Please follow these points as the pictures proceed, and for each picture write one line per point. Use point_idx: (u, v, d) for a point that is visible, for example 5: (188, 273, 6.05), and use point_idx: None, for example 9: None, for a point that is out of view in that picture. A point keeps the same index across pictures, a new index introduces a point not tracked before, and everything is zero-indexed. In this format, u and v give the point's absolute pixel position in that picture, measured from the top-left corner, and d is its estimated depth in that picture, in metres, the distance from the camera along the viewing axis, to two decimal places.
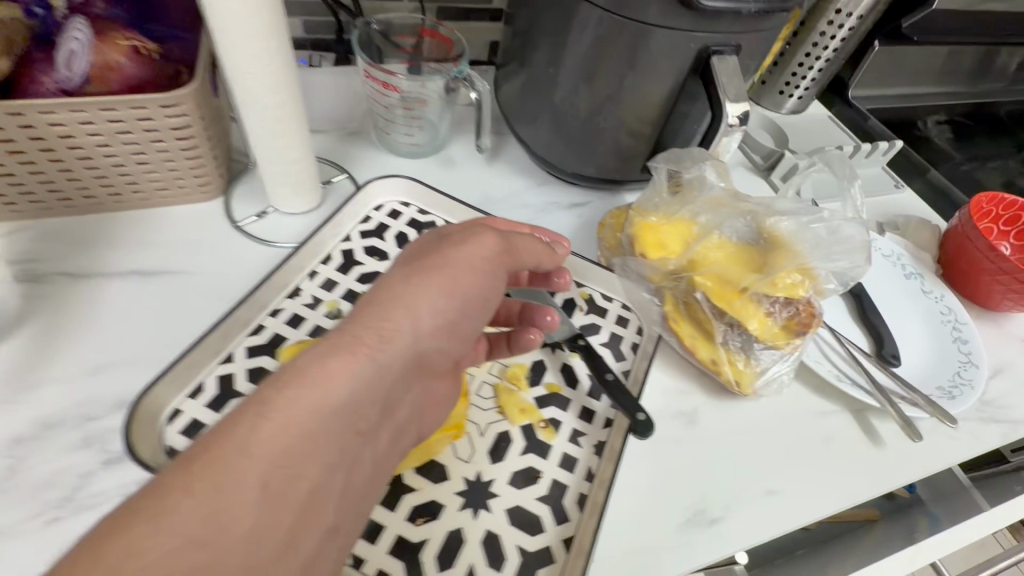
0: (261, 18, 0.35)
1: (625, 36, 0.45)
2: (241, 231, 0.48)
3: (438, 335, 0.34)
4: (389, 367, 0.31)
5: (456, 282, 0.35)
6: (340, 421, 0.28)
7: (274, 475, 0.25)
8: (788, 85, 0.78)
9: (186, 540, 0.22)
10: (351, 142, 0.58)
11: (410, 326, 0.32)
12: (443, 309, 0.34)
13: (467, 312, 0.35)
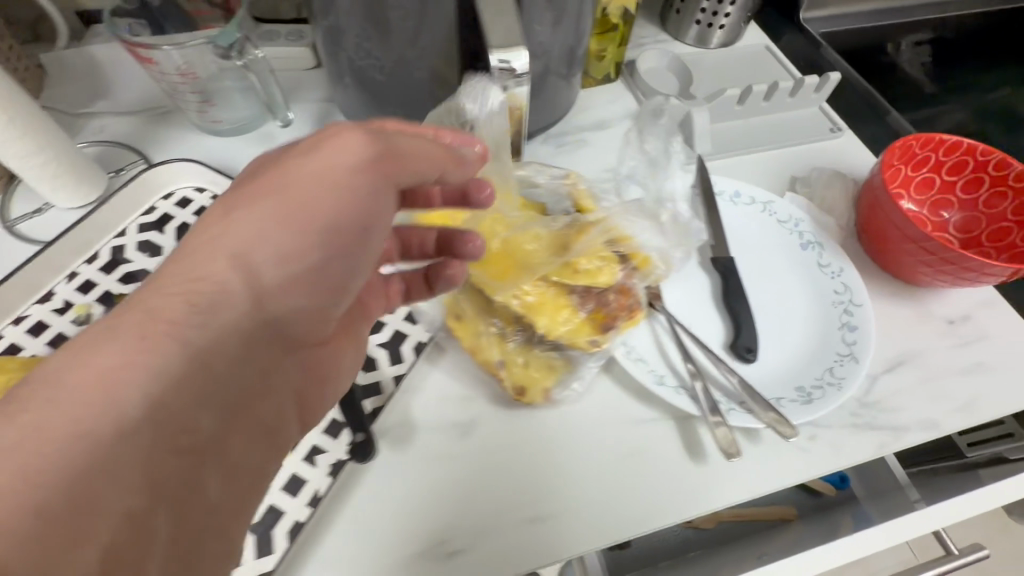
0: None
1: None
2: (11, 230, 0.45)
3: (294, 267, 0.29)
4: (220, 328, 0.27)
5: (274, 227, 0.29)
6: (166, 405, 0.24)
7: (70, 477, 0.21)
8: (704, 13, 0.64)
9: None
10: (160, 120, 0.53)
11: (241, 274, 0.28)
12: (295, 240, 0.29)
13: (344, 264, 0.31)
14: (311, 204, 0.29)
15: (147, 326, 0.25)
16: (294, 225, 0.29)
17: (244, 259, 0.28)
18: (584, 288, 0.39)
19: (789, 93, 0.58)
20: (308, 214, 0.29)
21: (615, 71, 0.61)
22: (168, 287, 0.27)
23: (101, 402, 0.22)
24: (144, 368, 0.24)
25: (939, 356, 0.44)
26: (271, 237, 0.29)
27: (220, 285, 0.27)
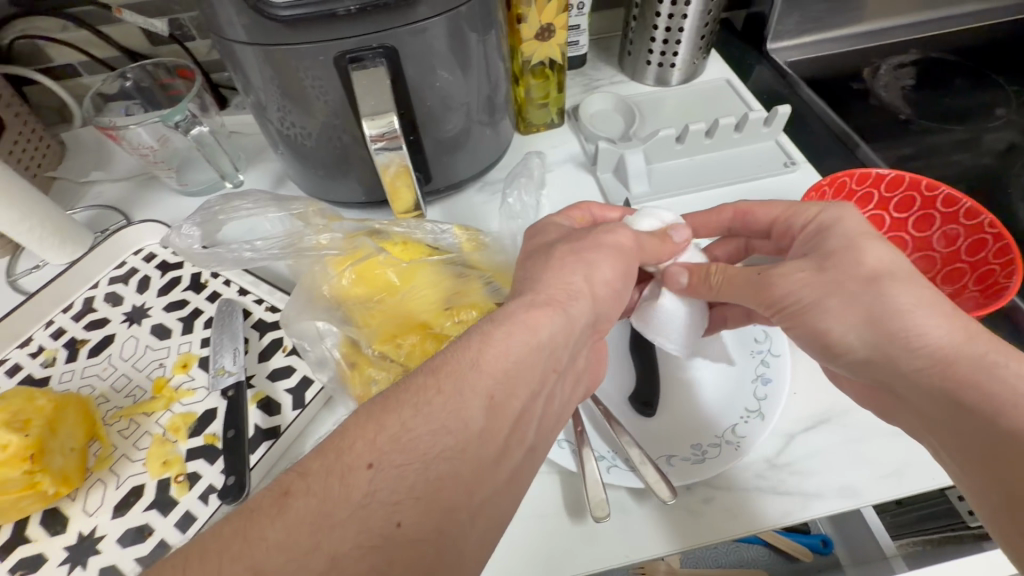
0: None
1: (269, 62, 0.41)
2: (13, 284, 0.54)
3: (518, 374, 0.28)
4: (412, 480, 0.25)
5: (544, 253, 0.36)
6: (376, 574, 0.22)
7: None
8: (653, 53, 0.64)
9: None
10: (145, 187, 0.61)
11: (453, 408, 0.26)
12: (552, 319, 0.31)
13: (562, 289, 0.33)
14: (514, 329, 0.30)
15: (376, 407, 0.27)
16: (564, 281, 0.33)
17: (596, 268, 0.34)
18: None
19: (734, 129, 0.56)
20: (545, 292, 0.32)
21: (559, 116, 0.62)
22: (359, 439, 0.25)
23: (326, 527, 0.23)
24: (352, 503, 0.23)
25: (871, 414, 0.40)
26: (538, 320, 0.30)
27: (516, 342, 0.29)
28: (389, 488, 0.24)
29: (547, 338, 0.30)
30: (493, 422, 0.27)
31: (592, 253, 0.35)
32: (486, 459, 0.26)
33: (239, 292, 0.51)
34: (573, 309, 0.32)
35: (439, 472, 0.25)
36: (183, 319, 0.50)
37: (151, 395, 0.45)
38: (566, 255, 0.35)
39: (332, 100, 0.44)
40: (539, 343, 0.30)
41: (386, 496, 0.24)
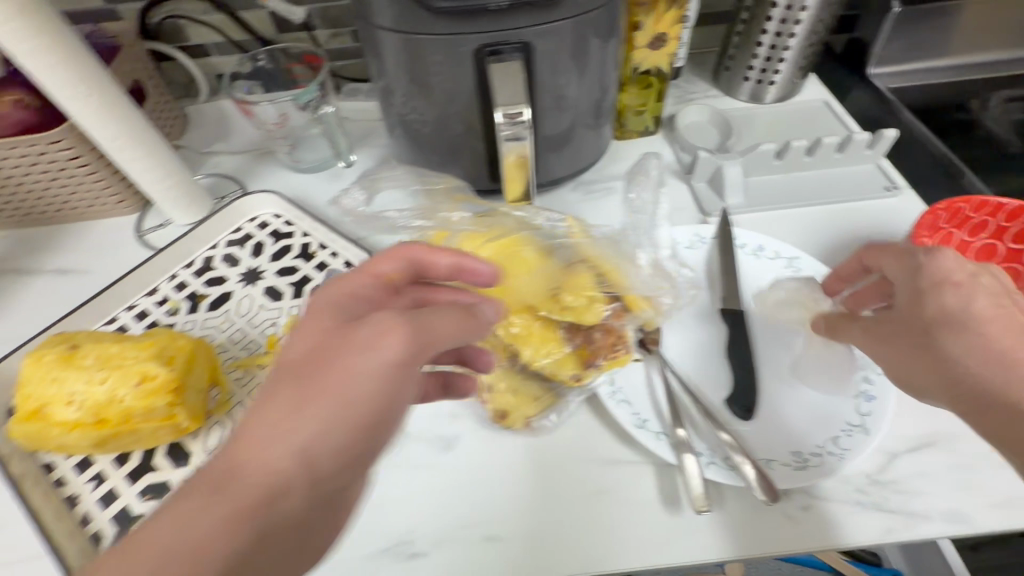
0: (65, 69, 0.43)
1: (409, 50, 0.44)
2: (142, 238, 0.58)
3: (317, 460, 0.26)
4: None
5: (313, 322, 0.29)
6: None
7: None
8: (752, 70, 0.65)
9: None
10: (260, 161, 0.66)
11: (260, 474, 0.25)
12: (320, 408, 0.26)
13: (351, 358, 0.27)
14: (302, 422, 0.26)
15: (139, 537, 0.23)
16: (312, 379, 0.27)
17: (312, 324, 0.29)
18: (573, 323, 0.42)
19: (836, 149, 0.56)
20: (309, 367, 0.27)
21: (655, 124, 0.63)
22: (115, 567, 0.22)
23: None
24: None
25: (979, 443, 0.39)
26: (311, 422, 0.26)
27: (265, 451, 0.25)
28: None
29: (347, 419, 0.27)
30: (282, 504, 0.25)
31: (345, 376, 0.27)
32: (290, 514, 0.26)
33: (345, 264, 0.54)
34: (353, 457, 0.27)
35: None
36: (294, 284, 0.53)
37: (265, 350, 0.48)
38: (328, 331, 0.28)
39: (460, 89, 0.47)
40: (362, 399, 0.27)
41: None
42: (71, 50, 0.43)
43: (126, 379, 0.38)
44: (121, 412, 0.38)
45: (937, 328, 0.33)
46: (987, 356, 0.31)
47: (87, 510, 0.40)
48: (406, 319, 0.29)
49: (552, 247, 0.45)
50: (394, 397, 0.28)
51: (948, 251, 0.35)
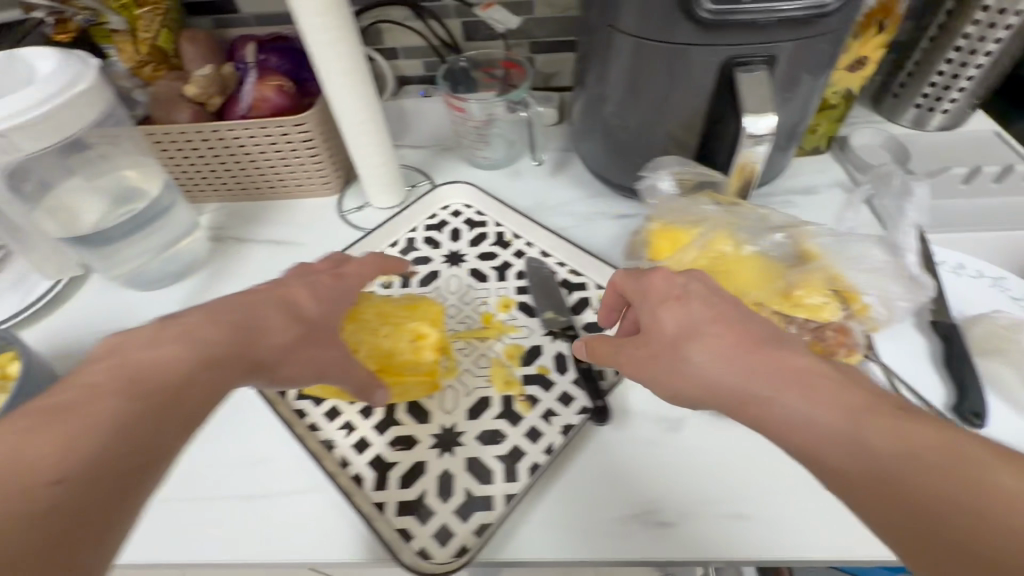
0: (345, 58, 0.48)
1: (651, 55, 0.47)
2: (345, 218, 0.64)
3: (84, 477, 0.23)
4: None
5: (222, 311, 0.34)
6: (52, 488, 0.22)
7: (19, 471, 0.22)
8: (926, 98, 0.67)
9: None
10: (441, 156, 0.71)
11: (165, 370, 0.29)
12: (142, 404, 0.27)
13: (191, 406, 0.29)
14: (78, 426, 0.24)
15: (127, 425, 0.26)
16: (157, 358, 0.29)
17: (173, 353, 0.29)
18: (806, 320, 0.43)
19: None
20: (152, 383, 0.28)
21: (827, 143, 0.65)
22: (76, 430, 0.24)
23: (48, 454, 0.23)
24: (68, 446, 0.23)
25: None
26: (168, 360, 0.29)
27: (81, 423, 0.24)
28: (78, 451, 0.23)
29: (143, 421, 0.26)
30: (64, 527, 0.22)
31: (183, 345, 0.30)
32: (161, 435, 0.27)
33: (541, 254, 0.57)
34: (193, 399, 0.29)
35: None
36: (496, 268, 0.56)
37: (482, 325, 0.51)
38: (189, 346, 0.30)
39: (687, 98, 0.50)
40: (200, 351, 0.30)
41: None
42: (353, 41, 0.48)
43: (403, 335, 0.46)
44: (396, 363, 0.45)
45: (808, 448, 0.29)
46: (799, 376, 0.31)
47: (344, 454, 0.43)
48: (304, 328, 0.37)
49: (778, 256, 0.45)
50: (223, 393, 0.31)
51: (823, 384, 0.30)
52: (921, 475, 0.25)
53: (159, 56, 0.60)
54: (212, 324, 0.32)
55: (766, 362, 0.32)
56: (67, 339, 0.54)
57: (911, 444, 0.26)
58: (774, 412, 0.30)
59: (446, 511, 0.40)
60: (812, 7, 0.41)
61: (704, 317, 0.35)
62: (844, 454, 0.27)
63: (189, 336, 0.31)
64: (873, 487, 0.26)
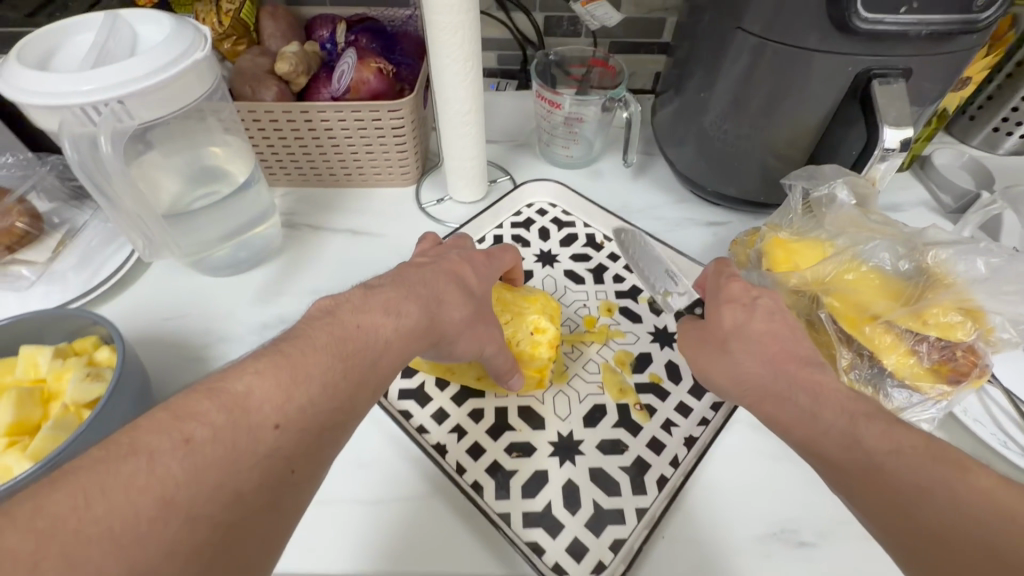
0: (466, 42, 0.46)
1: (781, 61, 0.46)
2: (425, 210, 0.61)
3: (302, 425, 0.27)
4: (206, 505, 0.22)
5: (411, 284, 0.37)
6: (265, 434, 0.26)
7: (241, 416, 0.26)
8: (1004, 122, 0.66)
9: (229, 408, 0.26)
10: (518, 152, 0.69)
11: (361, 343, 0.32)
12: (348, 371, 0.30)
13: (377, 383, 0.32)
14: (301, 378, 0.28)
15: (322, 387, 0.29)
16: (362, 331, 0.33)
17: (381, 323, 0.34)
18: (936, 338, 0.40)
19: None
20: (357, 352, 0.32)
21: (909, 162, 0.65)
22: (280, 388, 0.27)
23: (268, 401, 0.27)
24: (284, 402, 0.27)
25: None
26: (360, 332, 0.33)
27: (302, 381, 0.28)
28: (291, 407, 0.27)
29: (345, 385, 0.30)
30: (282, 466, 0.26)
31: (370, 322, 0.33)
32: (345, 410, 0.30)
33: (636, 258, 0.56)
34: (373, 368, 0.32)
35: (220, 517, 0.23)
36: (591, 271, 0.55)
37: (585, 329, 0.50)
38: (384, 323, 0.34)
39: (809, 109, 0.48)
40: (386, 334, 0.34)
41: (166, 538, 0.21)
42: (475, 25, 0.46)
43: (525, 324, 0.45)
44: (517, 353, 0.44)
45: (839, 471, 0.30)
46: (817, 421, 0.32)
47: (459, 459, 0.41)
48: (475, 306, 0.40)
49: (900, 273, 0.42)
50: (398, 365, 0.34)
51: (864, 423, 0.30)
52: (934, 510, 0.25)
53: (240, 28, 0.57)
54: (411, 297, 0.36)
55: (833, 391, 0.33)
56: (136, 324, 0.50)
57: (952, 485, 0.26)
58: (812, 432, 0.32)
59: (576, 524, 0.38)
60: (963, 23, 0.40)
61: (771, 350, 0.37)
62: (861, 487, 0.28)
63: (379, 309, 0.35)
64: (884, 515, 0.27)
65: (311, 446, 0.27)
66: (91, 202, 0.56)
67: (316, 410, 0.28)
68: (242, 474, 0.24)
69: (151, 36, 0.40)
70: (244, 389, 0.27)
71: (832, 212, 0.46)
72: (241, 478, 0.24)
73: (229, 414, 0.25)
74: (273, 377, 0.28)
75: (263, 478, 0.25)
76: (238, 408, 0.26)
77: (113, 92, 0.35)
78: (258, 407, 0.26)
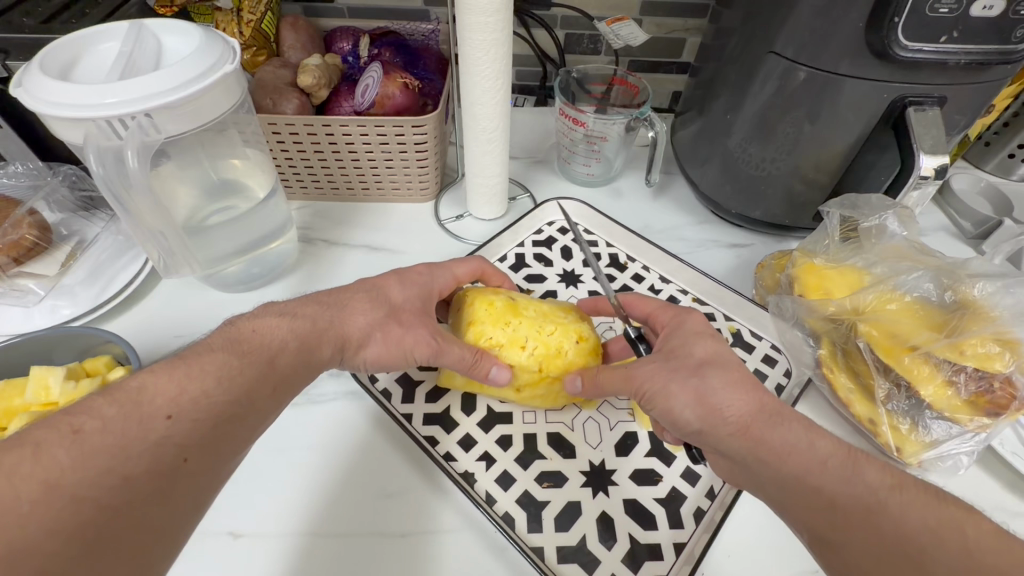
0: (498, 60, 0.46)
1: (815, 86, 0.45)
2: (444, 227, 0.60)
3: (197, 415, 0.28)
4: (90, 490, 0.23)
5: (316, 298, 0.39)
6: (157, 431, 0.26)
7: (136, 410, 0.26)
8: (1020, 148, 0.65)
9: (122, 409, 0.26)
10: (537, 168, 0.68)
11: (264, 344, 0.33)
12: (246, 367, 0.31)
13: (280, 383, 0.33)
14: (196, 370, 0.29)
15: (223, 384, 0.30)
16: (264, 332, 0.34)
17: (275, 325, 0.35)
18: (973, 369, 0.39)
19: None
20: (259, 352, 0.33)
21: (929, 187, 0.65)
22: (173, 384, 0.28)
23: (164, 397, 0.27)
24: (181, 398, 0.28)
25: None
26: (259, 336, 0.34)
27: (197, 374, 0.29)
28: (187, 405, 0.28)
29: (244, 378, 0.31)
30: (173, 455, 0.26)
31: (267, 329, 0.34)
32: (249, 409, 0.30)
33: (660, 280, 0.55)
34: (274, 367, 0.33)
35: (105, 499, 0.23)
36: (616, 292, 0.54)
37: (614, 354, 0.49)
38: (280, 327, 0.35)
39: (841, 135, 0.48)
40: (287, 335, 0.35)
41: (48, 519, 0.22)
42: (507, 43, 0.45)
43: (565, 334, 0.43)
44: (563, 364, 0.42)
45: (842, 510, 0.29)
46: (811, 451, 0.31)
47: (488, 489, 0.40)
48: (386, 309, 0.39)
49: (934, 302, 0.42)
50: (300, 364, 0.34)
51: (863, 461, 0.30)
52: (945, 552, 0.26)
53: (259, 39, 0.56)
54: (314, 305, 0.38)
55: (799, 442, 0.31)
56: (147, 342, 0.49)
57: (959, 527, 0.27)
58: (807, 464, 0.30)
59: (613, 559, 0.36)
60: (1001, 53, 0.40)
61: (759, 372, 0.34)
62: (871, 530, 0.28)
63: (281, 322, 0.35)
64: (895, 557, 0.27)
65: (206, 445, 0.28)
66: (101, 213, 0.54)
67: (215, 401, 0.29)
68: (130, 467, 0.25)
69: (178, 47, 0.39)
70: (141, 388, 0.27)
71: (880, 243, 0.46)
72: (131, 469, 0.25)
73: (122, 413, 0.26)
74: (175, 374, 0.28)
75: (153, 475, 0.25)
76: (132, 404, 0.26)
77: (139, 104, 0.34)
78: (151, 405, 0.27)
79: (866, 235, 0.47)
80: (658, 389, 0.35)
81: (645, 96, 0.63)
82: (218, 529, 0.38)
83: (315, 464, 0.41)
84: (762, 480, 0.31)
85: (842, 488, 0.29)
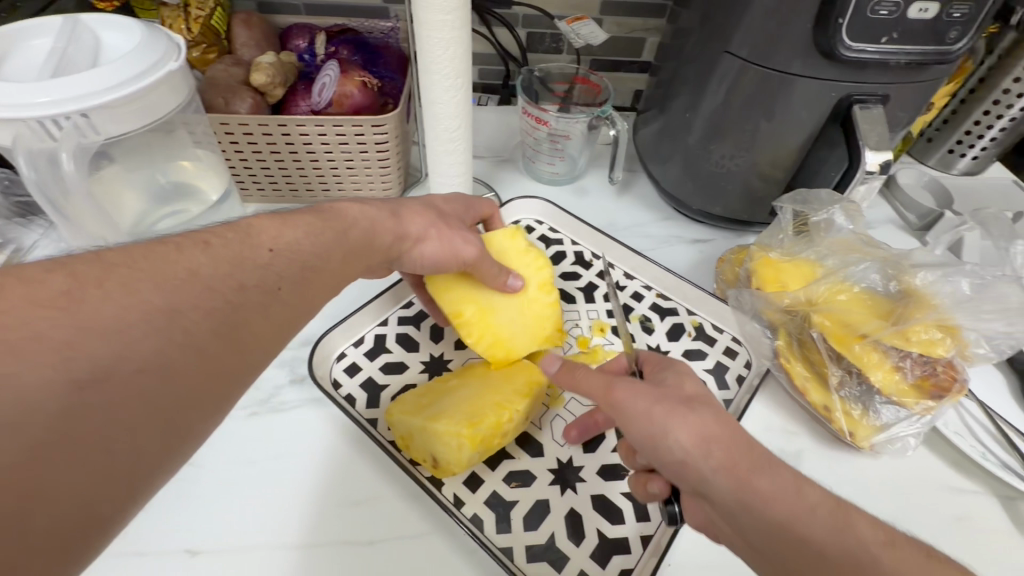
0: (457, 58, 0.45)
1: (768, 84, 0.46)
2: None
3: (293, 260, 0.31)
4: (213, 288, 0.26)
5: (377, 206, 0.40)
6: (262, 263, 0.29)
7: (249, 240, 0.29)
8: (959, 143, 0.69)
9: (240, 237, 0.29)
10: (502, 167, 0.68)
11: (348, 216, 0.36)
12: (332, 233, 0.34)
13: (321, 297, 0.32)
14: (295, 224, 0.32)
15: (310, 249, 0.32)
16: (333, 228, 0.34)
17: (353, 209, 0.37)
18: (917, 354, 0.41)
19: None
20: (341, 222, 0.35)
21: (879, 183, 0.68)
22: (275, 230, 0.31)
23: (270, 237, 0.30)
24: (281, 244, 0.30)
25: None
26: (345, 211, 0.36)
27: (251, 272, 0.28)
28: (286, 250, 0.30)
29: (329, 240, 0.33)
30: (273, 282, 0.29)
31: (347, 210, 0.36)
32: (331, 266, 0.33)
33: (625, 276, 0.56)
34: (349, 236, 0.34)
35: (225, 301, 0.27)
36: (582, 289, 0.55)
37: (579, 351, 0.50)
38: (332, 238, 0.33)
39: (793, 133, 0.49)
40: (365, 216, 0.37)
41: (184, 302, 0.25)
42: (465, 40, 0.45)
43: None
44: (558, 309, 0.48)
45: (800, 544, 0.28)
46: (770, 482, 0.30)
47: (456, 492, 0.39)
48: (437, 216, 0.41)
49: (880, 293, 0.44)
50: (372, 246, 0.36)
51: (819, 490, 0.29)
52: None
53: (209, 36, 0.54)
54: (390, 220, 0.38)
55: (762, 470, 0.30)
56: None
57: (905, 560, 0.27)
58: (768, 496, 0.29)
59: (581, 556, 0.37)
60: (937, 54, 0.42)
61: None
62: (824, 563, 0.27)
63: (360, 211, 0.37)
64: None
65: (297, 287, 0.30)
66: (39, 220, 0.51)
67: (263, 308, 0.28)
68: (239, 286, 0.27)
69: (117, 44, 0.37)
70: (256, 226, 0.30)
71: (827, 236, 0.48)
72: (241, 284, 0.28)
73: (236, 238, 0.29)
74: (279, 223, 0.31)
75: (253, 298, 0.28)
76: (247, 237, 0.29)
77: (74, 105, 0.32)
78: (260, 241, 0.29)
79: (815, 229, 0.48)
80: (641, 411, 0.33)
81: (607, 93, 0.63)
82: (176, 546, 0.36)
83: (276, 473, 0.40)
84: (721, 505, 0.31)
85: (797, 522, 0.28)
